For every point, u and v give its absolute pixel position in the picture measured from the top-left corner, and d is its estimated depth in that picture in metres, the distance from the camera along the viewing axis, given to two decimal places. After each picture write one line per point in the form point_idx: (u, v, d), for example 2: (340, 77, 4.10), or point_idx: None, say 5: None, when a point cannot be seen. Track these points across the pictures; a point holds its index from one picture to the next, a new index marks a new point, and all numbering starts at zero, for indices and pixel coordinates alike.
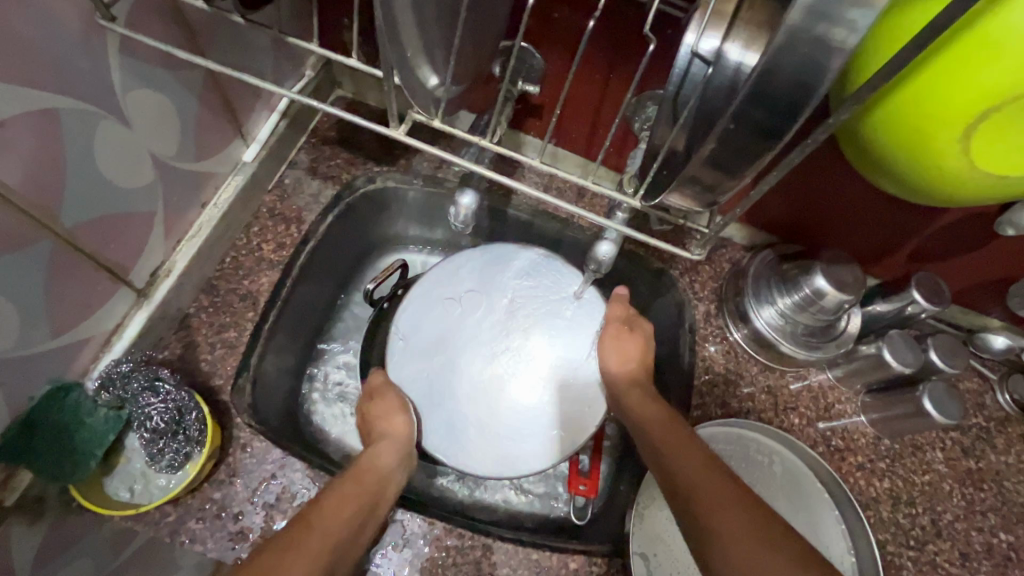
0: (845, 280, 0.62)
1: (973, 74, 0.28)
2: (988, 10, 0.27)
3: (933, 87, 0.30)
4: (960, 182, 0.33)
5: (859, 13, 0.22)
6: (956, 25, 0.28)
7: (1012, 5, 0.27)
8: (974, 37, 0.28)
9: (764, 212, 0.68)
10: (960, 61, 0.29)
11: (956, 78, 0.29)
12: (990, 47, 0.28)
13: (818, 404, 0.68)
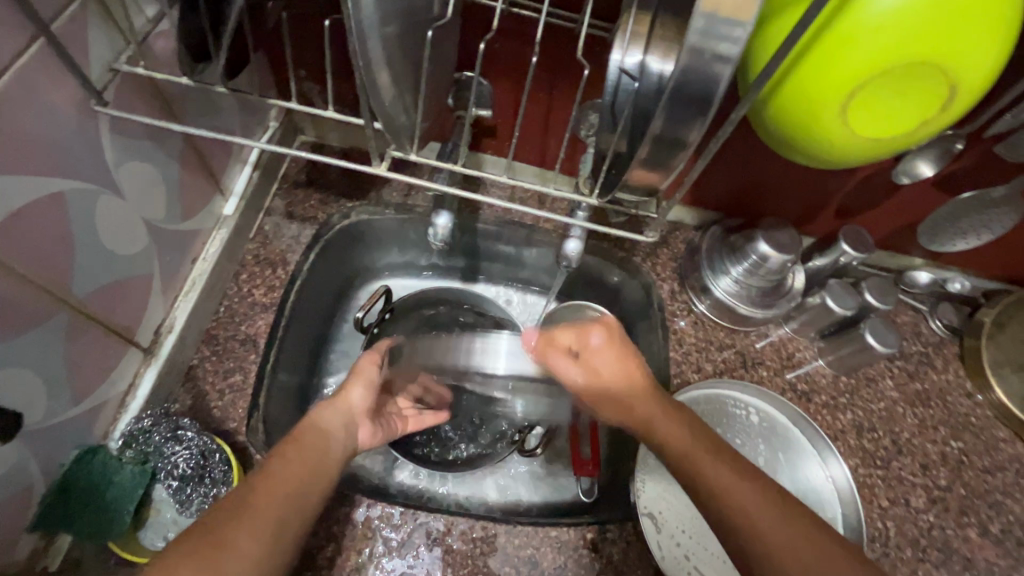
0: (784, 242, 0.70)
1: (839, 62, 0.36)
2: (839, 12, 0.35)
3: (810, 76, 0.37)
4: (850, 149, 0.41)
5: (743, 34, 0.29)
6: (817, 27, 0.36)
7: (853, 9, 0.34)
8: (833, 34, 0.35)
9: (705, 194, 0.76)
10: (828, 53, 0.36)
11: (827, 66, 0.36)
12: (845, 40, 0.35)
13: (781, 355, 0.76)
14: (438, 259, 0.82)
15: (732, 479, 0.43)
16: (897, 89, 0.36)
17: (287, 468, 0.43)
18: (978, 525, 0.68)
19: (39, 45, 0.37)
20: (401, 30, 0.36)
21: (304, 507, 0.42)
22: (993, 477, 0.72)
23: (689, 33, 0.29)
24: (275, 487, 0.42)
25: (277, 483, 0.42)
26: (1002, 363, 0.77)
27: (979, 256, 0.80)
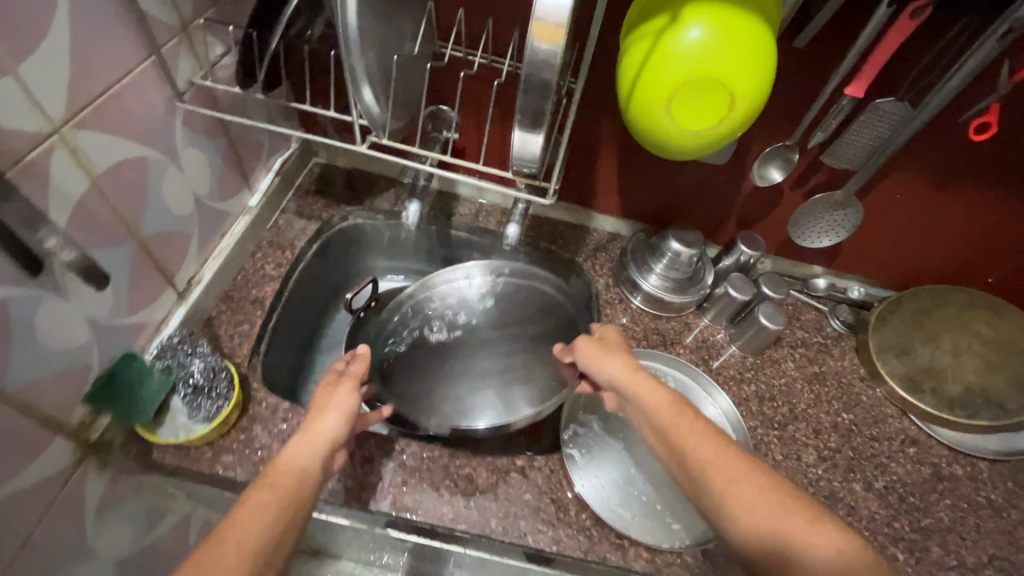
0: (690, 240, 0.88)
1: (659, 69, 0.56)
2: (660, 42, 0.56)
3: (645, 77, 0.57)
4: (674, 134, 0.60)
5: (554, 48, 0.46)
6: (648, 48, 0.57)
7: (666, 40, 0.55)
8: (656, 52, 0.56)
9: (631, 208, 0.95)
10: (653, 62, 0.56)
11: (653, 71, 0.57)
12: (662, 54, 0.56)
13: (696, 338, 0.91)
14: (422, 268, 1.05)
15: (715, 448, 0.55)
16: (701, 90, 0.56)
17: (258, 510, 0.51)
18: (862, 480, 0.79)
19: (151, 59, 0.58)
20: (380, 54, 0.57)
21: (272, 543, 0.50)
22: (880, 443, 0.83)
23: (529, 48, 0.46)
24: (255, 516, 0.50)
25: (252, 526, 0.49)
26: (885, 347, 0.89)
27: (865, 266, 0.95)
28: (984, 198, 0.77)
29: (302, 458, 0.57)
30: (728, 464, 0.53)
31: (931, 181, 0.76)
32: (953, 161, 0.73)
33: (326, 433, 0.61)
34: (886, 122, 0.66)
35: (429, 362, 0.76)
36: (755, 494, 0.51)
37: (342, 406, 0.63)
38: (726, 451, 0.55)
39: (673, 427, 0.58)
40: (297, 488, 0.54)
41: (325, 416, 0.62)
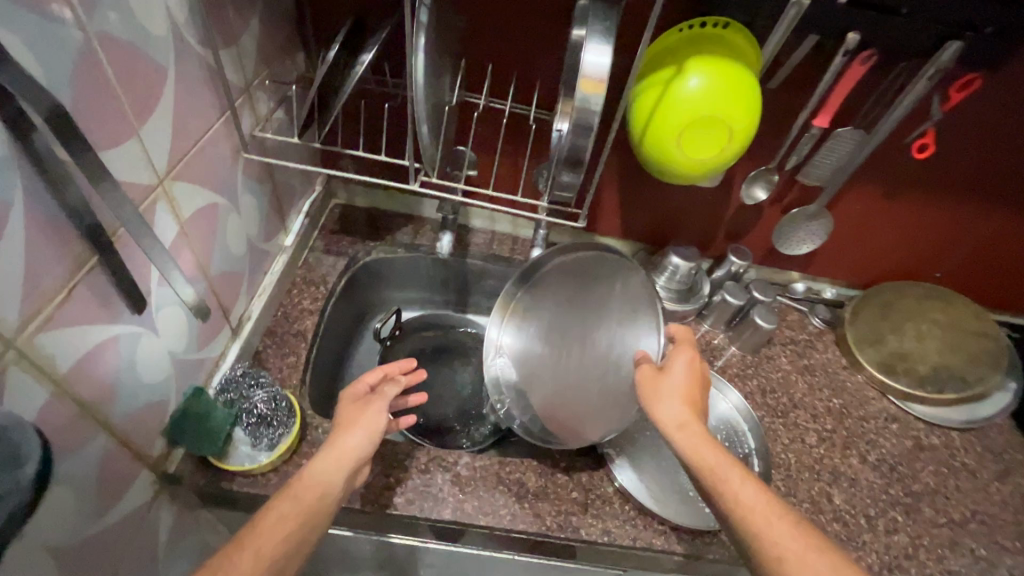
0: (688, 254, 0.99)
1: (670, 111, 0.68)
2: (669, 89, 0.67)
3: (658, 117, 0.69)
4: (680, 163, 0.71)
5: (596, 99, 0.55)
6: (659, 94, 0.68)
7: (675, 88, 0.67)
8: (666, 97, 0.68)
9: (630, 229, 1.06)
10: (664, 105, 0.68)
11: (664, 112, 0.68)
12: (672, 99, 0.67)
13: (699, 342, 1.01)
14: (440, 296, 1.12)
15: (774, 514, 0.54)
16: (705, 126, 0.68)
17: (273, 521, 0.55)
18: (857, 456, 0.89)
19: (226, 116, 0.65)
20: (433, 107, 0.66)
21: (293, 552, 0.55)
22: (868, 422, 0.94)
23: (575, 100, 0.56)
24: (268, 530, 0.54)
25: (268, 537, 0.54)
26: (860, 338, 1.01)
27: (836, 269, 1.07)
28: (928, 204, 0.92)
29: (327, 473, 0.62)
30: (770, 525, 0.53)
31: (885, 191, 0.91)
32: (900, 175, 0.88)
33: (352, 447, 0.66)
34: (849, 146, 0.80)
35: (561, 406, 0.83)
36: (792, 557, 0.51)
37: (370, 427, 0.68)
38: (787, 519, 0.53)
39: (716, 478, 0.57)
40: (317, 502, 0.59)
41: (351, 433, 0.67)
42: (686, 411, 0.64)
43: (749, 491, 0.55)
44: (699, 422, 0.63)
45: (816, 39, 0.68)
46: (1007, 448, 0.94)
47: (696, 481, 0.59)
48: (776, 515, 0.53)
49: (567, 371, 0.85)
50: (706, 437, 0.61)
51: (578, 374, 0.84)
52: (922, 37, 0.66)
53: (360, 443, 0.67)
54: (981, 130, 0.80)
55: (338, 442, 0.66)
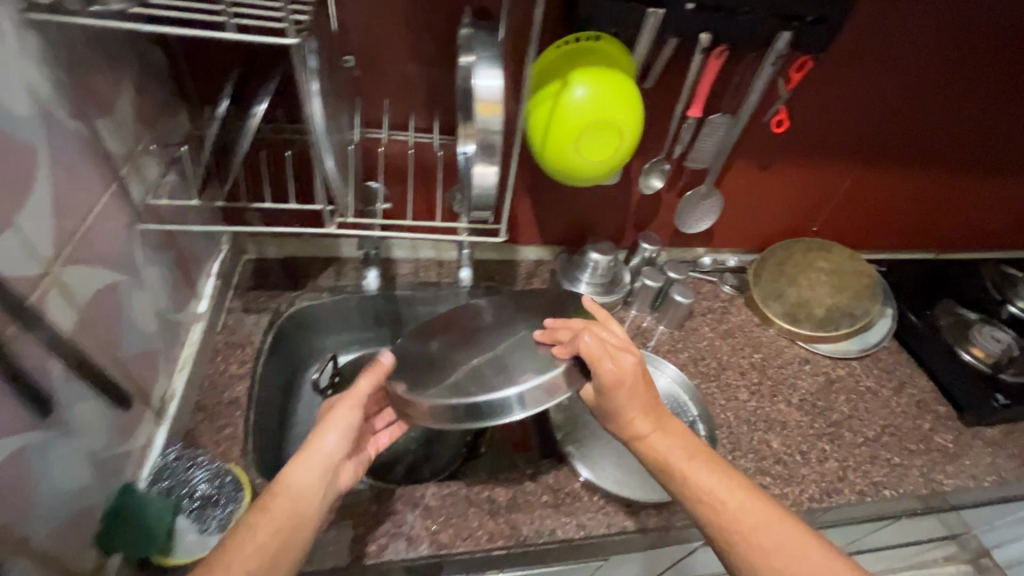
0: (604, 248, 1.05)
1: (563, 118, 0.73)
2: (559, 98, 0.72)
3: (553, 125, 0.73)
4: (580, 166, 0.76)
5: (494, 121, 0.59)
6: (551, 105, 0.73)
7: (564, 98, 0.72)
8: (557, 107, 0.73)
9: (548, 235, 1.11)
10: (557, 114, 0.73)
11: (558, 120, 0.73)
12: (562, 107, 0.72)
13: (631, 327, 1.08)
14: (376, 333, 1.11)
15: (732, 493, 0.62)
16: (601, 128, 0.73)
17: (256, 541, 0.55)
18: (783, 400, 0.99)
19: (112, 189, 0.61)
20: (337, 147, 0.66)
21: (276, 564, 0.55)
22: (786, 368, 1.05)
23: (477, 124, 0.59)
24: (244, 550, 0.55)
25: (250, 550, 0.55)
26: (764, 296, 1.13)
27: (733, 238, 1.20)
28: (796, 167, 1.06)
29: (306, 484, 0.61)
30: (725, 503, 0.61)
31: (759, 163, 1.03)
32: (768, 147, 1.01)
33: (326, 451, 0.63)
34: (722, 130, 0.90)
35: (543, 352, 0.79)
36: (746, 528, 0.60)
37: (346, 426, 0.65)
38: (741, 492, 0.62)
39: (681, 474, 0.64)
40: (292, 517, 0.58)
41: (327, 435, 0.64)
42: (642, 404, 0.68)
43: (707, 476, 0.63)
44: (654, 419, 0.68)
45: (677, 43, 0.77)
46: (897, 365, 1.08)
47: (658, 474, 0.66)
48: (736, 492, 0.62)
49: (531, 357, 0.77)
50: (666, 432, 0.68)
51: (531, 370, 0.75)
52: (761, 32, 0.77)
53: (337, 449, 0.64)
54: (822, 99, 0.94)
55: (314, 445, 0.64)
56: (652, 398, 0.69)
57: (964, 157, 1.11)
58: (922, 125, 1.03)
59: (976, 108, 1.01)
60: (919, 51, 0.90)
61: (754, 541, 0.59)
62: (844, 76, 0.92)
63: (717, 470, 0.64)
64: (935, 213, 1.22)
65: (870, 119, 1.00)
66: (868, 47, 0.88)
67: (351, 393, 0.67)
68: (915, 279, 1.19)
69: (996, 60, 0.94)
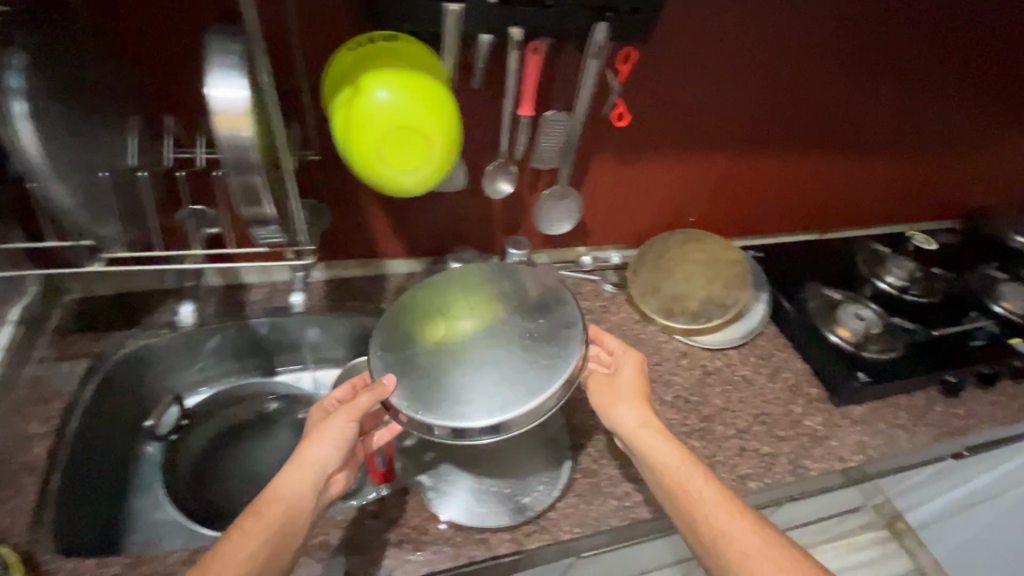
0: (466, 258, 1.01)
1: (362, 124, 0.67)
2: (357, 103, 0.67)
3: (354, 132, 0.68)
4: (390, 175, 0.70)
5: (241, 135, 0.52)
6: (352, 110, 0.67)
7: (362, 103, 0.66)
8: (356, 112, 0.67)
9: (413, 247, 1.05)
10: (356, 121, 0.67)
11: (358, 127, 0.67)
12: (361, 112, 0.67)
13: None
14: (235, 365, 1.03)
15: (718, 508, 0.70)
16: (398, 144, 0.68)
17: (247, 539, 0.60)
18: (656, 399, 0.97)
19: None
20: None
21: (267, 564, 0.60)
22: (662, 366, 1.03)
23: (218, 138, 0.52)
24: (241, 543, 0.60)
25: (243, 549, 0.60)
26: (643, 292, 1.11)
27: (611, 235, 1.17)
28: (662, 160, 1.04)
29: (289, 488, 0.65)
30: (716, 521, 0.69)
31: (621, 158, 1.01)
32: (626, 140, 0.98)
33: (316, 459, 0.67)
34: (562, 129, 0.86)
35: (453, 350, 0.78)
36: (730, 542, 0.67)
37: (339, 432, 0.68)
38: (728, 504, 0.70)
39: (683, 489, 0.72)
40: (283, 520, 0.63)
41: (312, 445, 0.67)
42: (643, 401, 0.80)
43: (713, 470, 0.74)
44: (653, 419, 0.78)
45: (491, 39, 0.73)
46: (774, 350, 1.08)
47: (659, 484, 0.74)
48: (723, 504, 0.70)
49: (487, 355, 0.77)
50: (660, 432, 0.77)
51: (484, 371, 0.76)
52: (573, 25, 0.73)
53: (329, 453, 0.67)
54: (670, 90, 0.93)
55: (301, 452, 0.67)
56: (648, 391, 0.82)
57: (826, 141, 1.12)
58: (779, 111, 1.03)
59: (826, 91, 1.03)
60: (756, 36, 0.91)
61: (734, 551, 0.67)
62: (689, 66, 0.91)
63: (713, 476, 0.73)
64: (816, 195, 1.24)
65: (728, 107, 0.99)
66: (704, 34, 0.88)
67: (357, 407, 0.69)
68: (790, 263, 1.19)
69: (832, 42, 0.96)
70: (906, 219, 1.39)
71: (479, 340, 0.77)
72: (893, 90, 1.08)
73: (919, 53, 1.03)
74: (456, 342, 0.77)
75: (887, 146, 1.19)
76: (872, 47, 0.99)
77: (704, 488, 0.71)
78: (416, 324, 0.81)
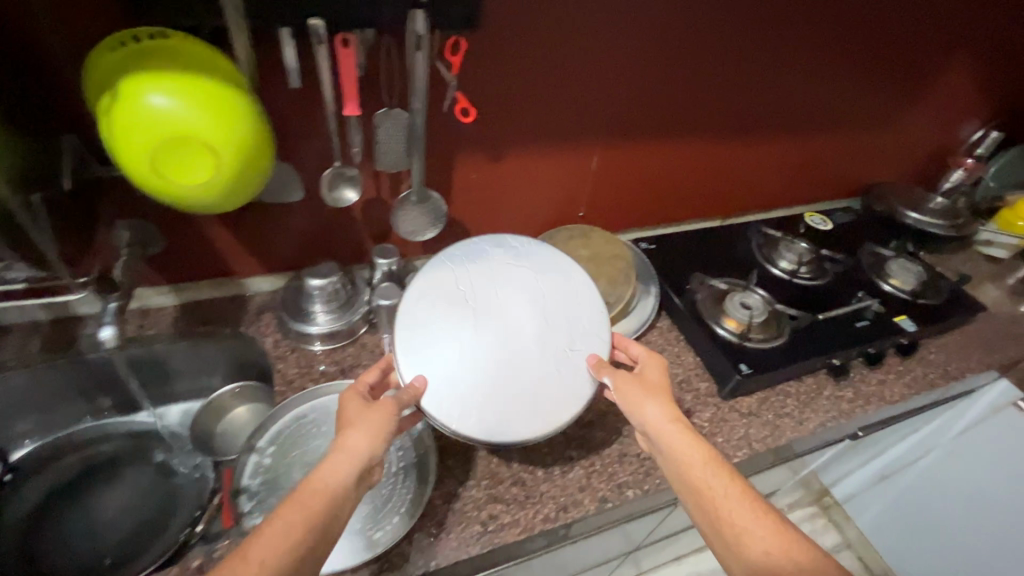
0: (322, 272, 0.93)
1: (127, 130, 0.58)
2: (118, 106, 0.58)
3: (119, 139, 0.59)
4: (172, 186, 0.62)
5: None
6: (114, 112, 0.58)
7: (124, 106, 0.58)
8: (119, 117, 0.58)
9: (274, 262, 0.98)
10: (119, 126, 0.58)
11: (122, 133, 0.58)
12: (124, 117, 0.58)
13: (375, 352, 0.97)
14: (77, 407, 0.93)
15: (738, 503, 0.67)
16: (180, 144, 0.60)
17: (274, 532, 0.55)
18: None
19: None
20: None
21: (299, 559, 0.55)
22: None
23: None
24: (276, 536, 0.55)
25: (266, 550, 0.54)
26: None
27: (498, 234, 1.12)
28: (537, 152, 0.99)
29: (330, 477, 0.60)
30: (735, 517, 0.66)
31: (488, 153, 0.95)
32: (488, 134, 0.92)
33: (356, 447, 0.63)
34: (401, 127, 0.79)
35: (453, 355, 0.81)
36: (751, 536, 0.65)
37: (371, 428, 0.65)
38: (750, 504, 0.67)
39: (704, 485, 0.69)
40: (323, 508, 0.58)
41: (353, 431, 0.64)
42: (662, 396, 0.78)
43: (730, 471, 0.70)
44: (680, 416, 0.75)
45: (290, 32, 0.65)
46: (664, 345, 1.05)
47: (681, 481, 0.71)
48: (746, 501, 0.67)
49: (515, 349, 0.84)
50: (682, 431, 0.74)
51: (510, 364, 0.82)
52: (383, 14, 0.66)
53: (370, 437, 0.64)
54: (528, 79, 0.87)
55: (341, 441, 0.63)
56: (665, 389, 0.81)
57: (709, 126, 1.10)
58: (653, 97, 0.99)
59: (701, 76, 0.99)
60: (614, 20, 0.85)
61: (759, 547, 0.64)
62: (544, 53, 0.85)
63: (731, 473, 0.70)
64: (710, 179, 1.22)
65: (597, 95, 0.94)
66: (555, 19, 0.82)
67: (381, 402, 0.68)
68: (681, 254, 1.17)
69: (700, 25, 0.92)
70: (801, 198, 1.39)
71: (521, 322, 0.86)
72: (771, 73, 1.05)
73: (794, 33, 1.01)
74: (524, 305, 0.86)
75: (773, 129, 1.17)
76: (743, 29, 0.96)
77: (728, 489, 0.68)
78: (447, 308, 0.84)
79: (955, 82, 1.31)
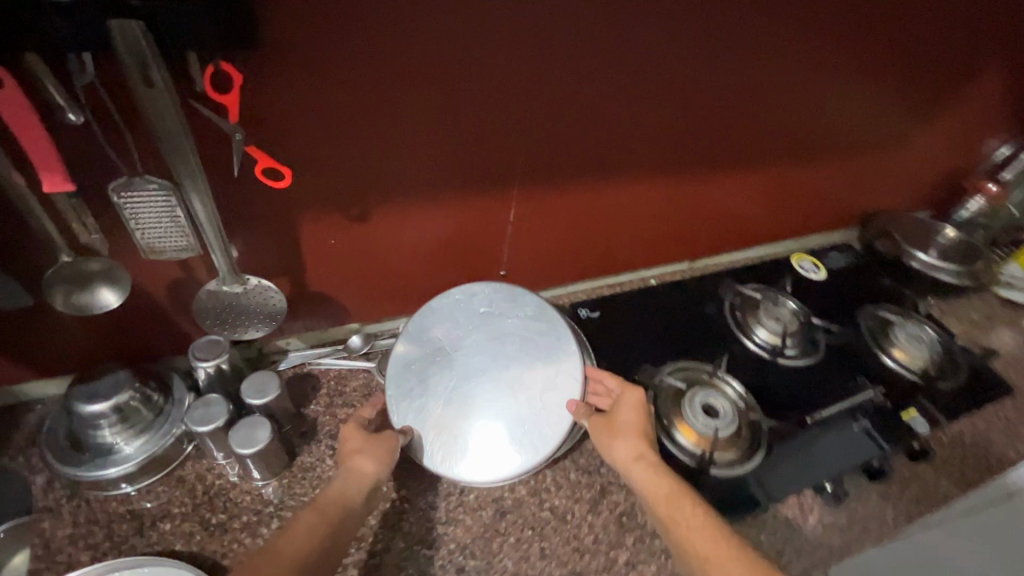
0: (101, 389, 0.64)
1: None
2: None
3: None
4: None
5: None
6: None
7: None
8: None
9: (48, 364, 0.68)
10: None
11: None
12: None
13: (194, 493, 0.68)
14: None
15: (709, 538, 0.56)
16: None
17: (292, 540, 0.54)
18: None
19: None
20: None
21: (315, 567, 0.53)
22: (434, 512, 0.72)
23: None
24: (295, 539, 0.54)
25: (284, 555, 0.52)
26: None
27: (389, 303, 0.84)
28: (425, 203, 0.71)
29: (347, 488, 0.61)
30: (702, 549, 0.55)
31: (340, 213, 0.66)
32: (333, 190, 0.63)
33: (368, 467, 0.63)
34: (163, 200, 0.50)
35: (442, 392, 0.75)
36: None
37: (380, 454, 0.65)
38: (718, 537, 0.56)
39: (671, 519, 0.59)
40: (340, 518, 0.58)
41: (366, 455, 0.65)
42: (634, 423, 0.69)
43: (701, 509, 0.60)
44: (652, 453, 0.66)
45: None
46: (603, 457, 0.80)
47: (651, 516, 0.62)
48: (718, 534, 0.56)
49: (491, 391, 0.75)
50: (648, 462, 0.65)
51: (489, 406, 0.75)
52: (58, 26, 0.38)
53: (376, 459, 0.65)
54: (384, 112, 0.58)
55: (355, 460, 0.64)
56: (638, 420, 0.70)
57: (661, 159, 0.81)
58: (574, 128, 0.70)
59: (643, 96, 0.70)
60: (491, 22, 0.56)
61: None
62: (390, 78, 0.55)
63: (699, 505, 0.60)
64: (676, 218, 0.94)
65: (489, 130, 0.65)
66: (392, 24, 0.52)
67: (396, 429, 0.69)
68: (630, 323, 0.92)
69: (629, 27, 0.62)
70: (788, 231, 1.12)
71: (489, 370, 0.77)
72: (740, 88, 0.76)
73: (770, 35, 0.71)
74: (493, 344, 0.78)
75: (751, 157, 0.89)
76: (696, 31, 0.66)
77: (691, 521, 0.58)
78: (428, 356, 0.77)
79: (986, 89, 1.00)
